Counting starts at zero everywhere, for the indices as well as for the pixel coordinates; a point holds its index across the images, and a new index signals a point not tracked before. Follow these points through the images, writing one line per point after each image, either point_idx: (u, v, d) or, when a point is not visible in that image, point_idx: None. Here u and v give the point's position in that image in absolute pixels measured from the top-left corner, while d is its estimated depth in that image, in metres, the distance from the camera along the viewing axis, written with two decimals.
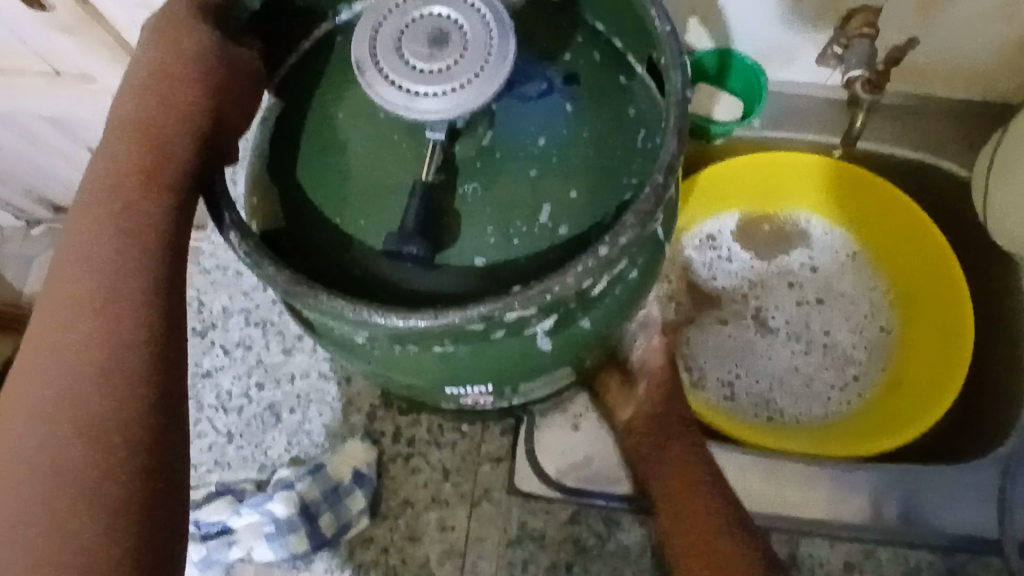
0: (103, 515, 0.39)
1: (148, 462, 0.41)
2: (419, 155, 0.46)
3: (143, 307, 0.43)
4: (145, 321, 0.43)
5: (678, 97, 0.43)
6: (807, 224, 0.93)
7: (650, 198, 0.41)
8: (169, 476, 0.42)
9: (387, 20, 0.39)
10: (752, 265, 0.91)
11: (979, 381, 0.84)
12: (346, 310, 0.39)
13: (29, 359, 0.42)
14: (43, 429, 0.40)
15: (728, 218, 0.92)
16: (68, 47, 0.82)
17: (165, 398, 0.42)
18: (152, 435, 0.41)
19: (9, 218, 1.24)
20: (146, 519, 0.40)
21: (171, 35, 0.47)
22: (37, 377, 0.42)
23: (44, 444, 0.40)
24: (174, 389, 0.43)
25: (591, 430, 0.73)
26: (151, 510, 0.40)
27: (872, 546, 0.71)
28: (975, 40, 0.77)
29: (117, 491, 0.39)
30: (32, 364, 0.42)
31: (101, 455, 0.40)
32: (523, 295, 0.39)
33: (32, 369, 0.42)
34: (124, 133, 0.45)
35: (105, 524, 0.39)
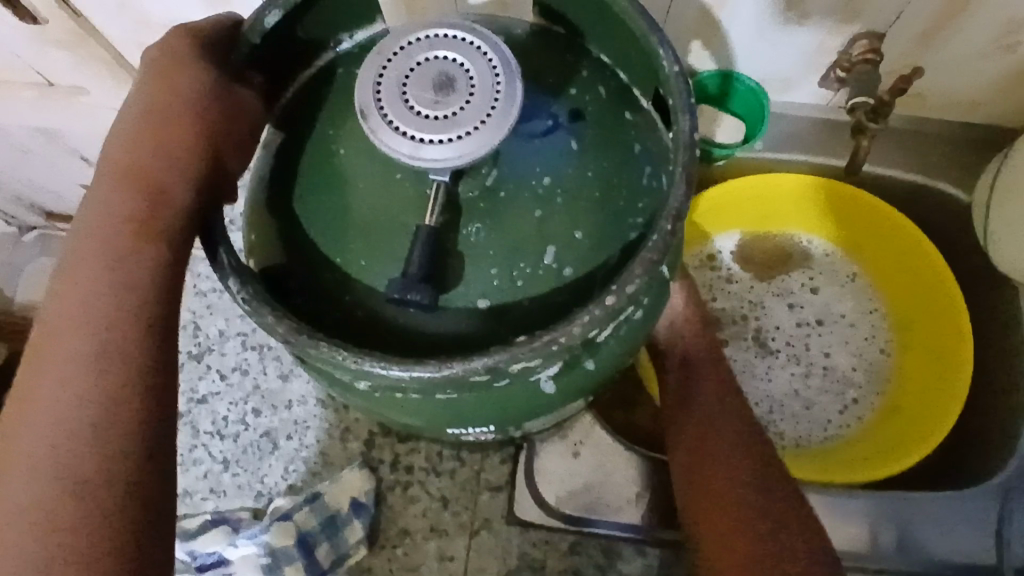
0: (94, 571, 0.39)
1: (140, 519, 0.41)
2: (422, 195, 0.45)
3: (136, 357, 0.42)
4: (138, 369, 0.42)
5: (687, 140, 0.42)
6: (808, 245, 0.92)
7: (658, 247, 0.40)
8: (160, 531, 0.42)
9: (390, 65, 0.39)
10: (752, 286, 0.91)
11: (979, 406, 0.84)
12: (347, 361, 0.38)
13: (21, 409, 0.42)
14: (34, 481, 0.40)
15: (728, 239, 0.92)
16: (62, 61, 0.81)
17: (158, 450, 0.42)
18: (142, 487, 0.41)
19: None
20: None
21: (167, 75, 0.46)
22: (28, 428, 0.41)
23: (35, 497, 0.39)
24: (166, 440, 0.43)
25: (592, 457, 0.71)
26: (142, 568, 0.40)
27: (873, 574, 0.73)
28: (982, 68, 0.75)
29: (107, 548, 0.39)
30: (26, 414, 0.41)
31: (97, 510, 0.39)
32: (528, 345, 0.38)
33: (24, 420, 0.41)
34: (119, 177, 0.44)
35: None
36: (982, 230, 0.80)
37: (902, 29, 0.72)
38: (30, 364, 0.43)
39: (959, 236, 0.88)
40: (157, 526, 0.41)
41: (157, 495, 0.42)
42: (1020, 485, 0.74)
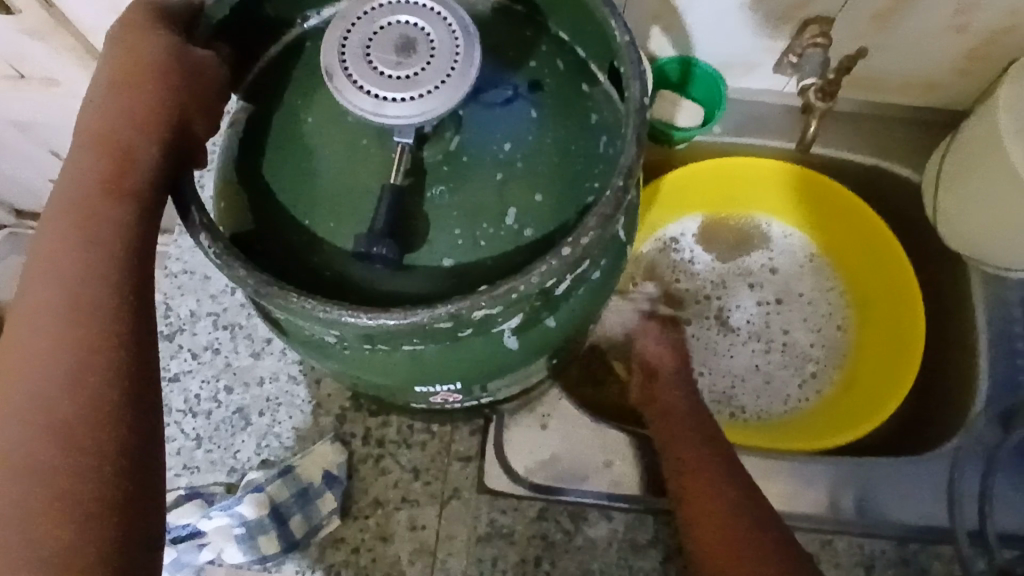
0: (75, 520, 0.39)
1: (123, 469, 0.41)
2: (388, 159, 0.47)
3: (111, 313, 0.43)
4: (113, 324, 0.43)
5: (637, 104, 0.45)
6: (767, 228, 0.96)
7: (611, 202, 0.42)
8: (144, 482, 0.42)
9: (354, 29, 0.41)
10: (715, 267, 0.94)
11: (931, 376, 0.88)
12: (316, 310, 0.40)
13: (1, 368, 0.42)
14: (21, 434, 0.40)
15: (691, 222, 0.95)
16: (37, 51, 0.85)
17: (137, 403, 0.42)
18: (130, 439, 0.41)
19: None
20: (120, 528, 0.40)
21: (131, 40, 0.46)
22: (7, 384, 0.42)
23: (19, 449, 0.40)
24: (146, 394, 0.43)
25: (557, 429, 0.75)
26: (126, 518, 0.40)
27: (830, 536, 0.72)
28: (926, 52, 0.80)
29: (90, 497, 0.39)
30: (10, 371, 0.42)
31: (84, 457, 0.40)
32: (489, 294, 0.40)
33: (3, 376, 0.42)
34: (86, 142, 0.45)
35: (78, 534, 0.39)
36: (930, 207, 0.84)
37: (851, 15, 0.75)
38: (10, 325, 0.44)
39: (909, 215, 0.92)
40: (140, 477, 0.42)
41: (145, 448, 0.42)
42: (970, 449, 0.77)
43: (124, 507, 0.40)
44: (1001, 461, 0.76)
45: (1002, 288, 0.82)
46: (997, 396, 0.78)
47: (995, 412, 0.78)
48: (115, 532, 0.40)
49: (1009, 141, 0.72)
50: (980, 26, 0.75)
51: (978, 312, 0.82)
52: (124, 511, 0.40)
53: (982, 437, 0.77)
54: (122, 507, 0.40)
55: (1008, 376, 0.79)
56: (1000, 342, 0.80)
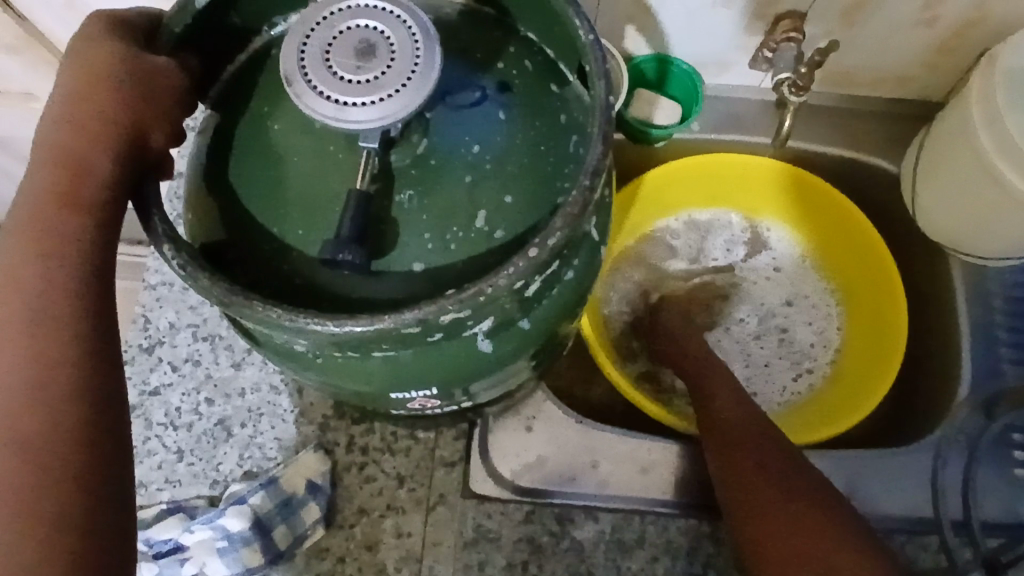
0: (39, 537, 0.38)
1: (91, 487, 0.40)
2: (355, 164, 0.47)
3: (74, 328, 0.42)
4: (76, 341, 0.42)
5: (602, 103, 0.44)
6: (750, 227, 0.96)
7: (578, 201, 0.42)
8: (114, 499, 0.41)
9: (314, 34, 0.40)
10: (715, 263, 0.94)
11: (916, 367, 0.88)
12: (283, 319, 0.40)
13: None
14: None
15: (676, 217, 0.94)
16: (10, 66, 0.85)
17: (103, 418, 0.42)
18: (97, 453, 0.41)
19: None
20: (87, 547, 0.40)
21: (88, 54, 0.46)
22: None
23: None
24: (115, 409, 0.43)
25: (543, 430, 0.74)
26: (95, 535, 0.40)
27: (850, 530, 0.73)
28: (900, 43, 0.79)
29: (56, 519, 0.39)
30: None
31: (49, 473, 0.39)
32: (456, 297, 0.40)
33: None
34: (45, 158, 0.45)
35: (44, 555, 0.38)
36: (909, 200, 0.85)
37: (822, 8, 0.75)
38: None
39: (892, 207, 0.92)
40: (109, 494, 0.41)
41: (112, 462, 0.42)
42: (951, 441, 0.76)
43: (92, 525, 0.40)
44: (982, 451, 0.76)
45: (981, 278, 0.83)
46: (979, 383, 0.79)
47: (977, 400, 0.78)
48: (82, 551, 0.39)
49: (979, 130, 0.72)
50: (953, 16, 0.75)
51: (958, 302, 0.83)
52: (92, 529, 0.40)
53: (964, 428, 0.77)
54: (90, 524, 0.40)
55: (988, 364, 0.79)
56: (980, 332, 0.81)
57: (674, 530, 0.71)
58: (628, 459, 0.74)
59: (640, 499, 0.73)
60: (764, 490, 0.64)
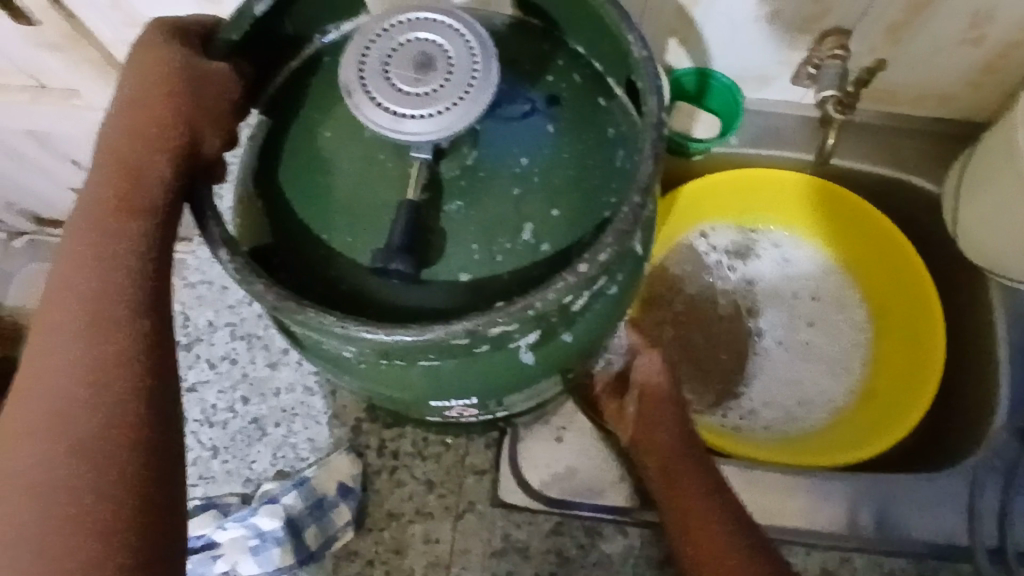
0: (96, 532, 0.39)
1: (145, 485, 0.41)
2: (405, 174, 0.47)
3: (130, 327, 0.43)
4: (132, 341, 0.43)
5: (654, 119, 0.44)
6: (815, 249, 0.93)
7: (628, 217, 0.42)
8: (166, 496, 0.42)
9: (373, 44, 0.41)
10: (758, 269, 0.93)
11: (951, 391, 0.87)
12: (333, 326, 0.40)
13: (25, 384, 0.43)
14: (44, 449, 0.40)
15: (754, 229, 0.94)
16: (55, 63, 0.86)
17: (155, 417, 0.42)
18: (149, 451, 0.41)
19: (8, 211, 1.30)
20: (140, 544, 0.40)
21: (150, 59, 0.47)
22: (33, 397, 0.42)
23: (44, 463, 0.40)
24: (167, 408, 0.43)
25: (574, 442, 0.74)
26: (148, 533, 0.40)
27: (879, 557, 0.73)
28: (945, 61, 0.78)
29: (109, 516, 0.39)
30: (31, 391, 0.42)
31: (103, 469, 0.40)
32: (505, 310, 0.40)
33: (26, 392, 0.42)
34: (106, 160, 0.46)
35: (99, 550, 0.39)
36: (950, 220, 0.83)
37: (868, 25, 0.75)
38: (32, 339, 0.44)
39: (930, 226, 0.91)
40: (160, 491, 0.41)
41: (164, 461, 0.42)
42: (989, 465, 0.75)
43: (145, 524, 0.40)
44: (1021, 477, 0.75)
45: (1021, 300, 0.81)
46: (1018, 410, 0.77)
47: (1016, 428, 0.76)
48: (137, 546, 0.40)
49: None
50: (999, 36, 0.74)
51: (998, 326, 0.81)
52: (142, 529, 0.40)
53: (1002, 453, 0.76)
54: (143, 523, 0.40)
55: None
56: (1019, 356, 0.79)
57: None
58: None
59: None
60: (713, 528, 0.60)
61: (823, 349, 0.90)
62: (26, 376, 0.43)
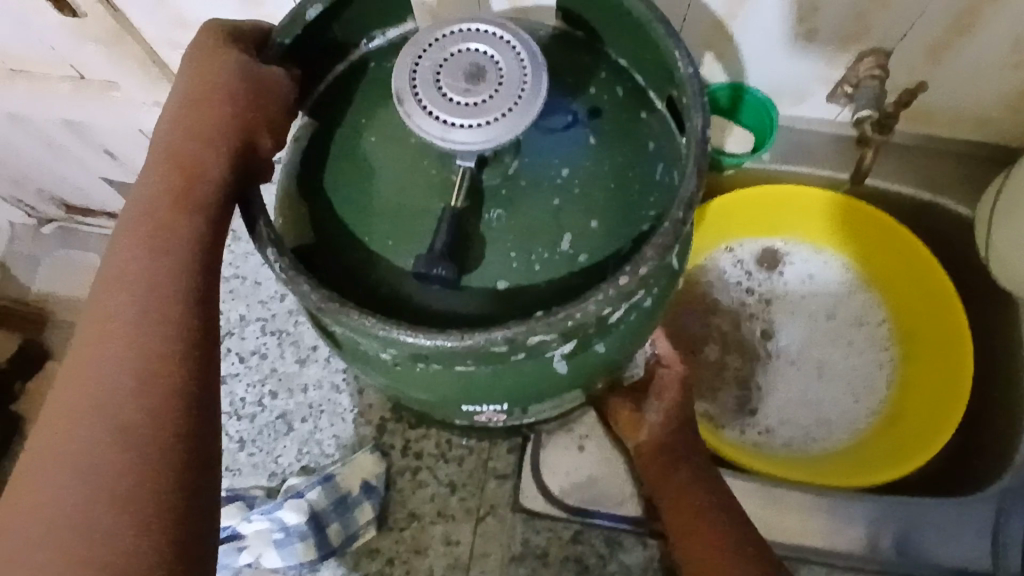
0: (135, 521, 0.39)
1: (185, 479, 0.41)
2: (448, 181, 0.48)
3: (180, 320, 0.44)
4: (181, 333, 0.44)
5: (698, 136, 0.45)
6: (846, 266, 0.93)
7: (669, 233, 0.43)
8: (201, 490, 0.42)
9: (425, 55, 0.42)
10: (783, 286, 0.92)
11: (977, 417, 0.86)
12: (375, 328, 0.41)
13: (72, 374, 0.43)
14: (91, 435, 0.41)
15: (784, 242, 0.93)
16: (98, 55, 0.88)
17: (197, 410, 0.43)
18: (189, 443, 0.42)
19: (41, 198, 1.33)
20: (177, 538, 0.40)
21: (206, 60, 0.48)
22: (82, 382, 0.43)
23: (90, 448, 0.41)
24: (209, 402, 0.44)
25: (595, 450, 0.74)
26: (184, 527, 0.41)
27: None
28: (986, 82, 0.78)
29: (148, 507, 0.40)
30: (82, 376, 0.43)
31: (146, 458, 0.40)
32: (545, 320, 0.41)
33: (74, 380, 0.43)
34: (162, 155, 0.47)
35: (137, 541, 0.39)
36: (983, 244, 0.83)
37: (909, 43, 0.74)
38: (83, 331, 0.45)
39: (961, 250, 0.90)
40: (196, 484, 0.42)
41: (202, 454, 0.43)
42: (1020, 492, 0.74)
43: (182, 517, 0.41)
44: None
45: None
46: None
47: None
48: (171, 537, 0.40)
49: None
50: None
51: None
52: (179, 523, 0.40)
53: None
54: (181, 516, 0.41)
55: None
56: None
57: None
58: None
59: None
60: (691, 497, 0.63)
61: (847, 368, 0.89)
62: (75, 361, 0.44)
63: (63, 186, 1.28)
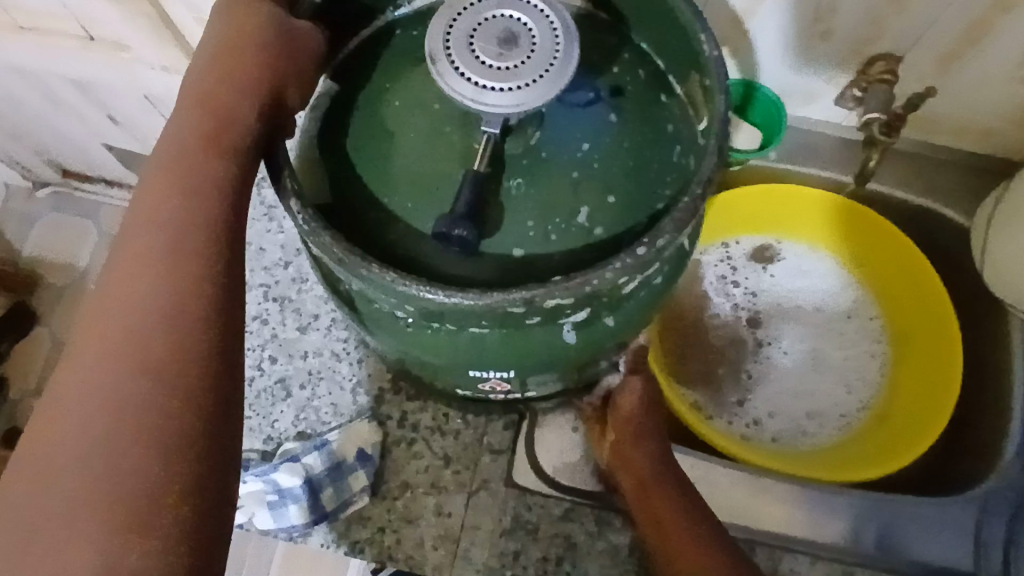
0: (162, 453, 0.40)
1: (211, 418, 0.41)
2: (471, 148, 0.49)
3: (209, 260, 0.44)
4: (209, 275, 0.44)
5: (721, 116, 0.46)
6: (837, 268, 0.94)
7: (687, 208, 0.44)
8: (227, 427, 0.42)
9: (460, 18, 0.42)
10: (778, 284, 0.94)
11: (962, 421, 0.88)
12: (395, 283, 0.42)
13: (101, 307, 0.44)
14: (117, 368, 0.41)
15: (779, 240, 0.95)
16: (110, 15, 0.87)
17: (225, 349, 0.43)
18: (215, 381, 0.42)
19: (37, 161, 1.32)
20: (200, 474, 0.40)
21: (238, 14, 0.48)
22: (110, 316, 0.43)
23: (117, 381, 0.41)
24: (235, 342, 0.44)
25: (590, 433, 0.76)
26: (209, 465, 0.41)
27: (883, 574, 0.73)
28: (992, 94, 0.79)
29: (174, 443, 0.40)
30: (110, 312, 0.43)
31: (172, 393, 0.41)
32: (563, 285, 0.42)
33: (102, 314, 0.43)
34: (192, 102, 0.47)
35: (162, 477, 0.39)
36: (979, 251, 0.84)
37: (918, 51, 0.76)
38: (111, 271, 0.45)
39: (956, 258, 0.92)
40: (223, 420, 0.42)
41: (227, 393, 0.43)
42: (1001, 496, 0.77)
43: (207, 455, 0.41)
44: None
45: None
46: None
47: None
48: (199, 470, 0.40)
49: None
50: None
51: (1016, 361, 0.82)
52: (204, 457, 0.41)
53: (1014, 484, 0.77)
54: (206, 451, 0.41)
55: None
56: None
57: None
58: None
59: None
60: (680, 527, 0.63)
61: (837, 365, 0.91)
62: (105, 297, 0.44)
63: (61, 148, 1.27)
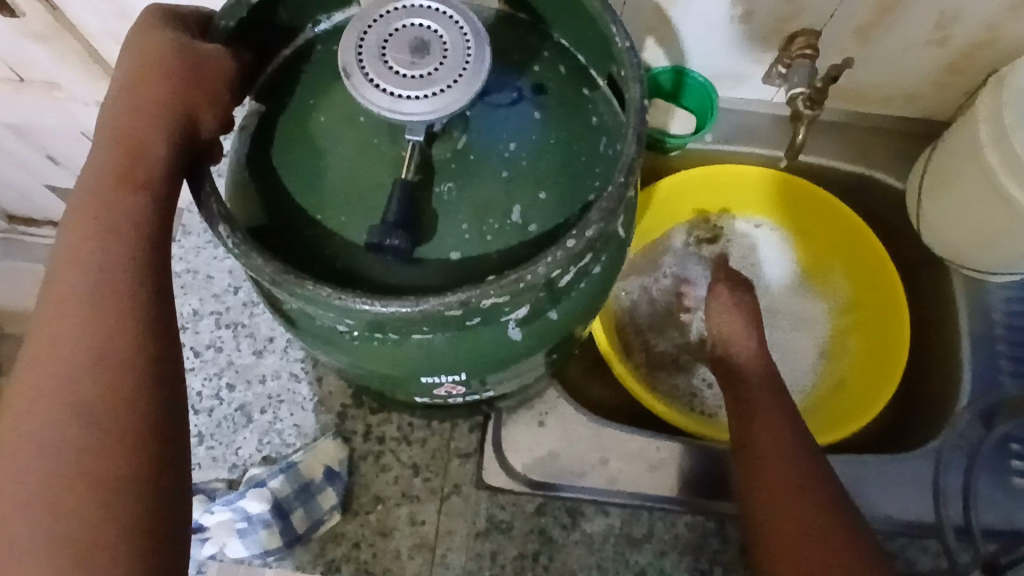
0: (104, 494, 0.41)
1: (153, 453, 0.42)
2: (399, 156, 0.49)
3: (134, 296, 0.44)
4: (135, 313, 0.44)
5: (637, 106, 0.47)
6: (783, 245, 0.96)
7: (613, 197, 0.45)
8: (170, 461, 0.43)
9: (370, 29, 0.43)
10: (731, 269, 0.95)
11: (915, 377, 0.91)
12: (331, 298, 0.42)
13: (33, 352, 0.44)
14: (53, 413, 0.41)
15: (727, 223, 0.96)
16: (38, 55, 0.86)
17: (160, 384, 0.44)
18: (151, 416, 0.43)
19: None
20: (146, 510, 0.41)
21: (145, 43, 0.48)
22: (42, 360, 0.43)
23: (53, 426, 0.41)
24: (171, 375, 0.45)
25: (556, 427, 0.76)
26: (154, 499, 0.42)
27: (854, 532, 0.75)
28: (911, 60, 0.82)
29: (114, 482, 0.41)
30: (40, 356, 0.43)
31: (106, 435, 0.41)
32: (497, 284, 0.42)
33: (33, 359, 0.43)
34: (106, 140, 0.47)
35: (108, 513, 0.40)
36: (914, 211, 0.87)
37: (837, 25, 0.78)
38: (39, 315, 0.45)
39: (894, 221, 0.95)
40: (167, 455, 0.43)
41: (167, 429, 0.44)
42: (954, 446, 0.79)
43: (152, 488, 0.42)
44: (983, 458, 0.78)
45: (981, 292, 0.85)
46: (979, 394, 0.81)
47: (978, 409, 0.80)
48: (142, 508, 0.41)
49: (985, 147, 0.74)
50: (965, 38, 0.77)
51: (961, 316, 0.85)
52: (149, 492, 0.42)
53: (965, 436, 0.79)
54: (150, 487, 0.42)
55: (987, 375, 0.81)
56: (981, 345, 0.83)
57: (681, 526, 0.72)
58: (638, 457, 0.75)
59: (648, 495, 0.74)
60: (784, 490, 0.66)
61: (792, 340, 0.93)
62: (38, 340, 0.44)
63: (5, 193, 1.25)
